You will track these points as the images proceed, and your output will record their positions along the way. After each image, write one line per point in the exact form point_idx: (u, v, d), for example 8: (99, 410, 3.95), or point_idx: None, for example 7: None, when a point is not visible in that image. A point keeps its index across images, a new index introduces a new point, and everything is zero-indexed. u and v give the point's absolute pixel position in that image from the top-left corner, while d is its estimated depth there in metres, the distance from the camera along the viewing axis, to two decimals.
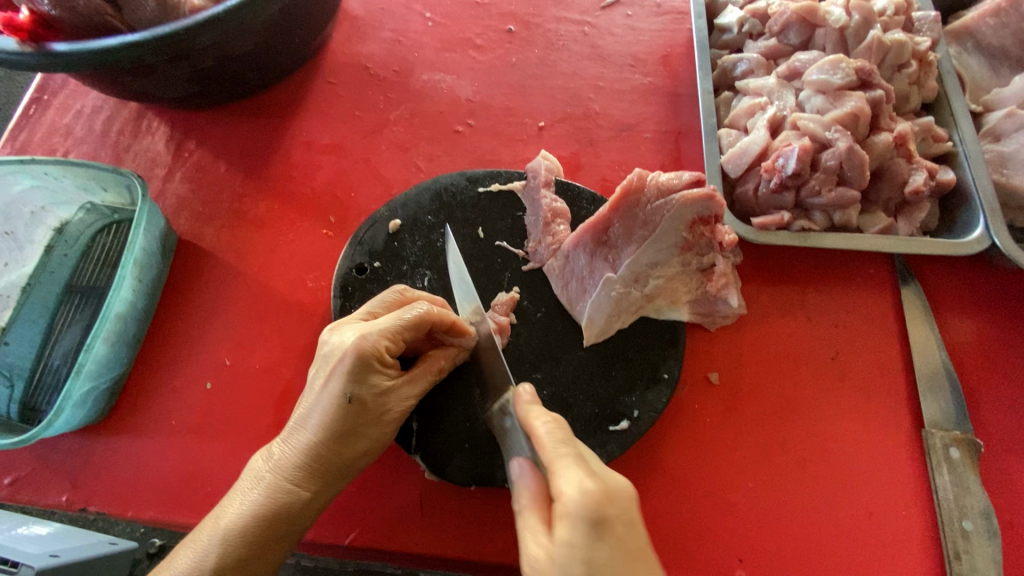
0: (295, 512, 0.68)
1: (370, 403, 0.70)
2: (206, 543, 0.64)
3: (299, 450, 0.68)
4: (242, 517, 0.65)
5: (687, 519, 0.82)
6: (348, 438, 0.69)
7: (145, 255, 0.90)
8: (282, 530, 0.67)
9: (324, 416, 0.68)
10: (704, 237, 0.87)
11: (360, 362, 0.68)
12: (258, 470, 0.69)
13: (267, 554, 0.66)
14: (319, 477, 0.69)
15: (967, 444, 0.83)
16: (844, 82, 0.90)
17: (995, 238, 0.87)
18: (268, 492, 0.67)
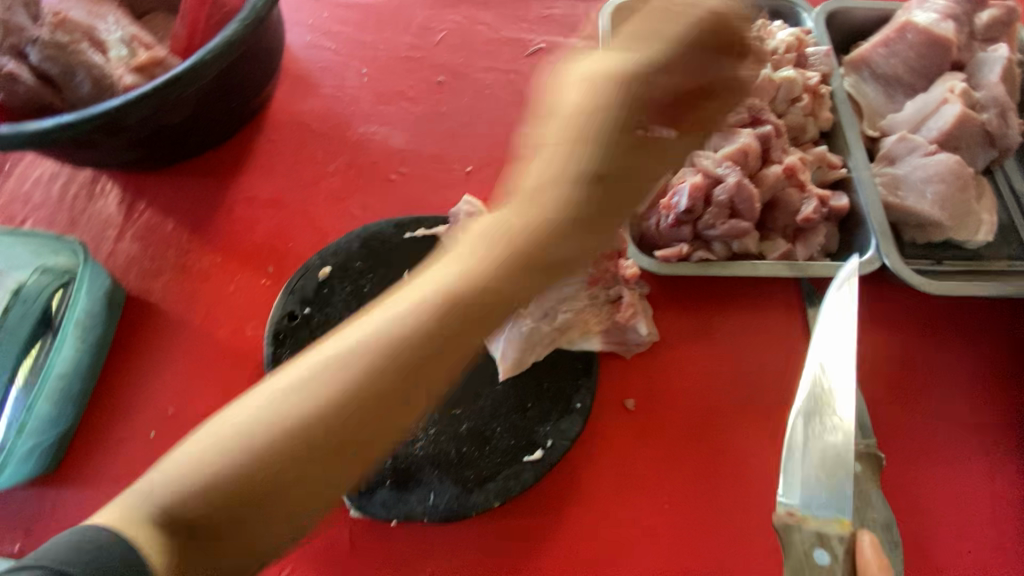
0: (471, 311, 0.62)
1: (576, 185, 0.68)
2: (341, 389, 0.58)
3: (473, 273, 0.64)
4: (375, 346, 0.60)
5: (606, 541, 0.86)
6: (535, 212, 0.67)
7: (88, 315, 0.96)
8: (472, 295, 0.63)
9: (521, 199, 0.69)
10: (608, 271, 0.94)
11: (594, 115, 0.68)
12: (397, 305, 0.63)
13: (389, 379, 0.59)
14: (494, 270, 0.64)
15: (870, 457, 0.86)
16: (733, 120, 0.97)
17: (886, 258, 0.93)
18: (414, 325, 0.61)
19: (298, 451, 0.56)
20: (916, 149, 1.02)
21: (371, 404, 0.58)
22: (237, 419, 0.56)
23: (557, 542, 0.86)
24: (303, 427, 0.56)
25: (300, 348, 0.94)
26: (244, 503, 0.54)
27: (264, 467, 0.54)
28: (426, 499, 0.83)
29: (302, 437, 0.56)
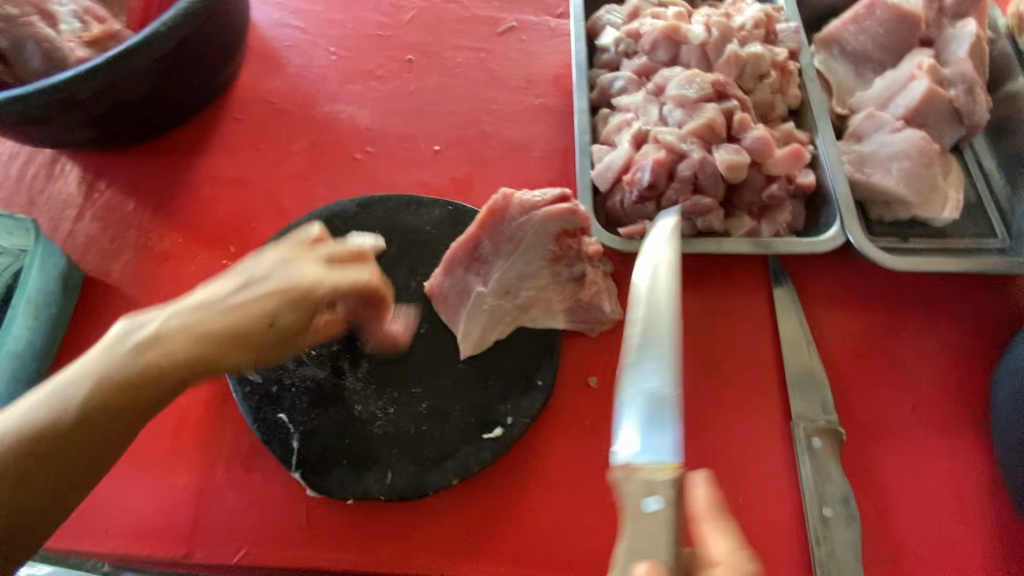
0: (143, 392, 0.59)
1: (289, 320, 0.67)
2: (44, 397, 0.57)
3: (174, 334, 0.61)
4: (92, 375, 0.58)
5: (566, 519, 0.86)
6: (255, 333, 0.64)
7: (42, 293, 0.94)
8: (154, 396, 0.60)
9: (236, 310, 0.64)
10: (571, 248, 0.91)
11: (296, 295, 0.67)
12: (139, 337, 0.61)
13: (89, 441, 0.58)
14: (182, 365, 0.61)
15: (830, 433, 0.87)
16: (699, 95, 0.95)
17: (850, 236, 0.92)
18: (108, 362, 0.59)
19: (36, 442, 0.55)
20: (883, 126, 1.02)
21: (69, 444, 0.57)
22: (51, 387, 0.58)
23: (516, 520, 0.86)
24: (22, 434, 0.55)
25: None
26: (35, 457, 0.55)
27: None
28: (383, 478, 0.83)
29: (28, 438, 0.55)
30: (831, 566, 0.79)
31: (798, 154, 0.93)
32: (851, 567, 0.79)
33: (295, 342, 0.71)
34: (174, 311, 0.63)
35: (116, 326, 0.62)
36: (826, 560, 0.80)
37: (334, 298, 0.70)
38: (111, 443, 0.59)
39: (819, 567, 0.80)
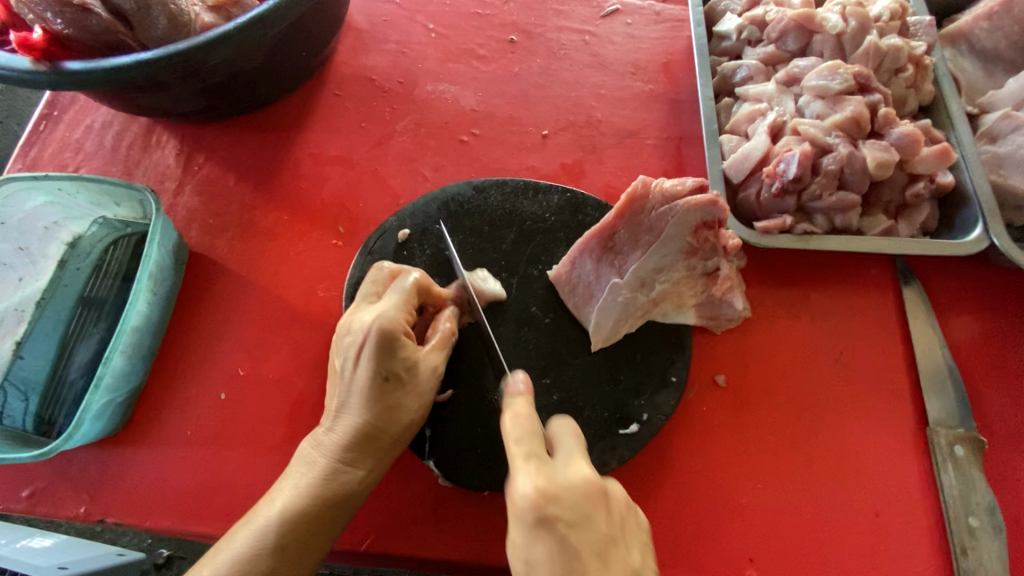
0: (353, 491, 0.73)
1: (405, 374, 0.73)
2: (267, 523, 0.68)
3: (348, 430, 0.73)
4: (300, 496, 0.70)
5: (699, 519, 0.83)
6: (394, 406, 0.74)
7: (159, 267, 0.91)
8: (370, 461, 0.74)
9: (362, 395, 0.72)
10: (708, 241, 0.88)
11: (386, 338, 0.70)
12: (314, 451, 0.74)
13: (324, 532, 0.71)
14: (369, 454, 0.74)
15: (971, 441, 0.85)
16: (843, 87, 0.92)
17: (995, 239, 0.90)
18: (321, 474, 0.72)
19: (297, 537, 0.69)
20: (1020, 127, 0.98)
21: (310, 541, 0.70)
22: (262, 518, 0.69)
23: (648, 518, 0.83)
24: (268, 550, 0.67)
25: None
26: (306, 543, 0.69)
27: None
28: None
29: (286, 532, 0.68)
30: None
31: (947, 152, 0.89)
32: None
33: (423, 376, 0.76)
34: (327, 426, 0.75)
35: (297, 456, 0.75)
36: (972, 570, 0.78)
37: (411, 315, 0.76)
38: (340, 526, 0.74)
39: None
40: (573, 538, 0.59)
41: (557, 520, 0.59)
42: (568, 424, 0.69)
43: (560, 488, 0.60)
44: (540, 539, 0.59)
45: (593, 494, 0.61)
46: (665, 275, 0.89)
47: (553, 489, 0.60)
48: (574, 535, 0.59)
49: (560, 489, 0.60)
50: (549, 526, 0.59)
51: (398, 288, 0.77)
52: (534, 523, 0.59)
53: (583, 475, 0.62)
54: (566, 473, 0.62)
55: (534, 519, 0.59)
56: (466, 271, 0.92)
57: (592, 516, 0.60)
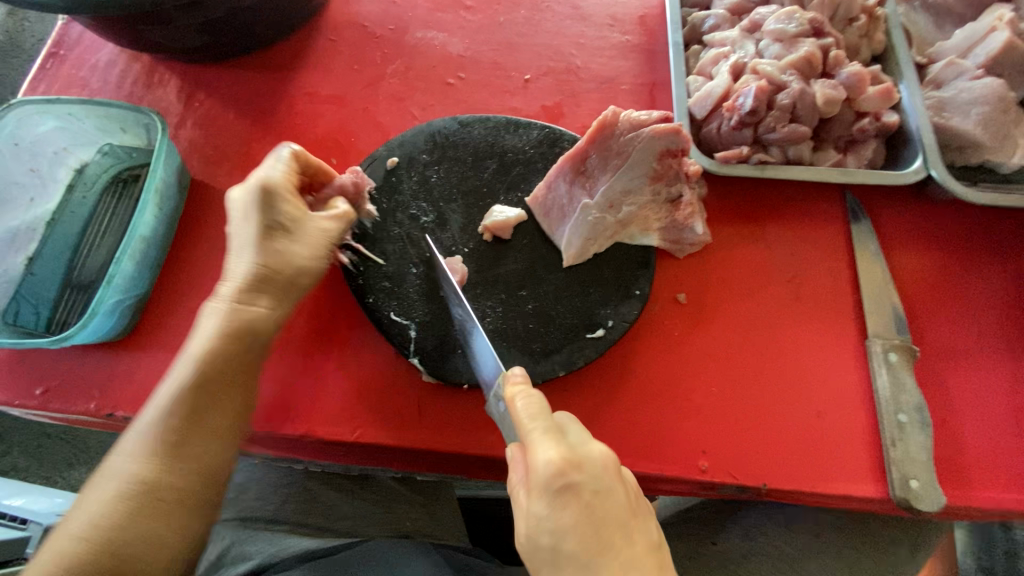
0: (259, 326, 0.78)
1: (290, 226, 0.81)
2: (176, 377, 0.74)
3: (240, 277, 0.78)
4: (207, 340, 0.76)
5: (659, 416, 0.92)
6: (284, 253, 0.80)
7: (165, 185, 0.98)
8: (271, 308, 0.80)
9: (251, 244, 0.79)
10: (672, 168, 0.96)
11: (267, 191, 0.79)
12: (214, 303, 0.79)
13: (238, 366, 0.77)
14: (267, 295, 0.79)
15: (905, 350, 0.94)
16: (798, 30, 1.00)
17: (932, 170, 0.99)
18: (221, 321, 0.77)
19: (198, 388, 0.74)
20: (963, 74, 1.07)
21: (222, 376, 0.76)
22: (174, 378, 0.75)
23: (612, 417, 0.92)
24: (186, 386, 0.74)
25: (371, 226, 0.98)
26: (212, 389, 0.75)
27: (184, 414, 0.73)
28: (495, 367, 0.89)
29: (191, 388, 0.74)
30: (906, 465, 0.87)
31: (889, 91, 0.97)
32: (923, 464, 0.87)
33: (311, 232, 0.82)
34: (222, 284, 0.79)
35: (201, 312, 0.79)
36: (900, 459, 0.87)
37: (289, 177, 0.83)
38: (256, 368, 0.80)
39: (894, 466, 0.87)
40: (596, 505, 0.66)
41: (581, 486, 0.66)
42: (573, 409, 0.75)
43: (582, 458, 0.67)
44: (566, 505, 0.65)
45: (610, 467, 0.69)
46: (632, 199, 0.97)
47: (576, 459, 0.67)
48: (597, 501, 0.66)
49: (581, 460, 0.67)
50: (575, 492, 0.65)
51: (273, 155, 0.84)
52: (558, 491, 0.65)
53: (602, 450, 0.69)
54: (584, 446, 0.69)
55: (560, 486, 0.65)
56: (489, 209, 0.99)
57: (613, 487, 0.68)
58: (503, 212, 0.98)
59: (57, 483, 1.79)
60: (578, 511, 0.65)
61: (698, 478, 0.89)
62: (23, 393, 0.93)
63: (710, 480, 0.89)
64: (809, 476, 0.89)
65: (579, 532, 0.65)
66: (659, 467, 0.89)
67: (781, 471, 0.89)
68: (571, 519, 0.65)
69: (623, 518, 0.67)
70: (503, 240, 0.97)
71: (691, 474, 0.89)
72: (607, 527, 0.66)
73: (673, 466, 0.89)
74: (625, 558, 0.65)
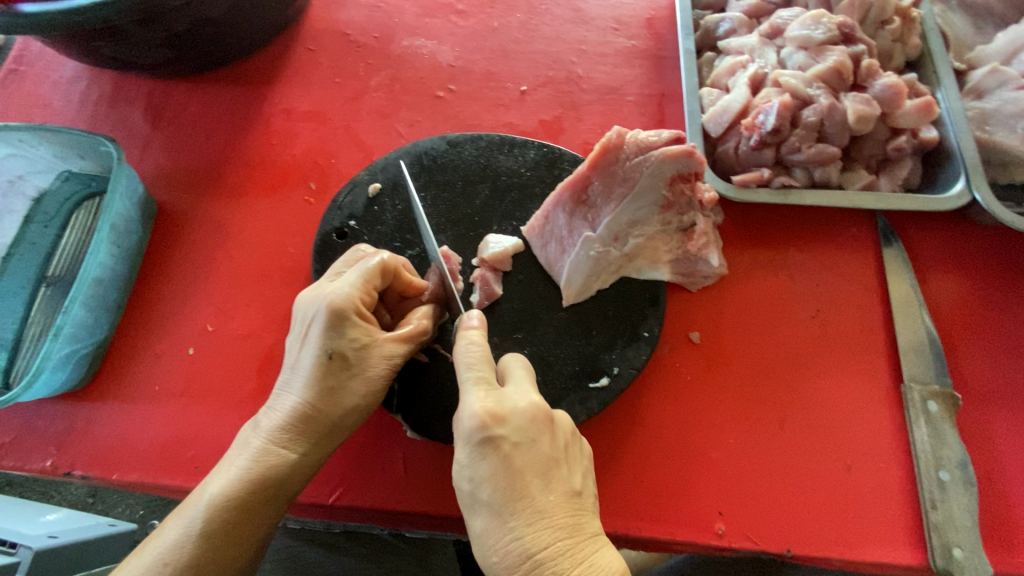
0: (286, 476, 0.69)
1: (351, 358, 0.70)
2: (194, 508, 0.67)
3: (288, 411, 0.70)
4: (231, 481, 0.67)
5: (670, 472, 0.83)
6: (335, 391, 0.70)
7: (124, 220, 0.90)
8: (305, 451, 0.70)
9: (306, 374, 0.70)
10: (684, 195, 0.86)
11: (334, 316, 0.68)
12: (256, 430, 0.71)
13: (260, 516, 0.69)
14: (307, 438, 0.70)
15: (946, 397, 0.84)
16: (825, 37, 0.89)
17: (978, 193, 0.87)
18: (257, 456, 0.69)
19: (213, 531, 0.66)
20: (1006, 83, 0.96)
21: (241, 525, 0.68)
22: (191, 508, 0.67)
23: (618, 474, 0.83)
24: (197, 532, 0.66)
25: None
26: (232, 532, 0.67)
27: (191, 564, 0.65)
28: None
29: (207, 523, 0.66)
30: (948, 530, 0.77)
31: (930, 105, 0.86)
32: (969, 531, 0.77)
33: (372, 365, 0.71)
34: (271, 410, 0.71)
35: (240, 435, 0.72)
36: (941, 523, 0.78)
37: (369, 294, 0.72)
38: (279, 511, 0.71)
39: (935, 531, 0.78)
40: (516, 457, 0.62)
41: (503, 439, 0.62)
42: (519, 358, 0.70)
43: (509, 413, 0.63)
44: (484, 454, 0.62)
45: (540, 420, 0.64)
46: (640, 229, 0.87)
47: (502, 412, 0.62)
48: (518, 454, 0.62)
49: (506, 414, 0.63)
50: (495, 444, 0.61)
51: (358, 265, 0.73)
52: (478, 443, 0.62)
53: (531, 402, 0.64)
54: (515, 399, 0.64)
55: (481, 438, 0.61)
56: (482, 239, 0.90)
57: (537, 440, 0.63)
58: (500, 241, 0.88)
59: (53, 497, 1.74)
60: (496, 463, 0.61)
61: (714, 544, 0.79)
62: None
63: (728, 546, 0.79)
64: (839, 542, 0.80)
65: (494, 481, 0.61)
66: (670, 531, 0.80)
67: (806, 536, 0.80)
68: (488, 470, 0.62)
69: (541, 466, 0.63)
70: (503, 272, 0.88)
71: (707, 539, 0.79)
72: (523, 476, 0.62)
73: (687, 530, 0.80)
74: (540, 511, 0.62)
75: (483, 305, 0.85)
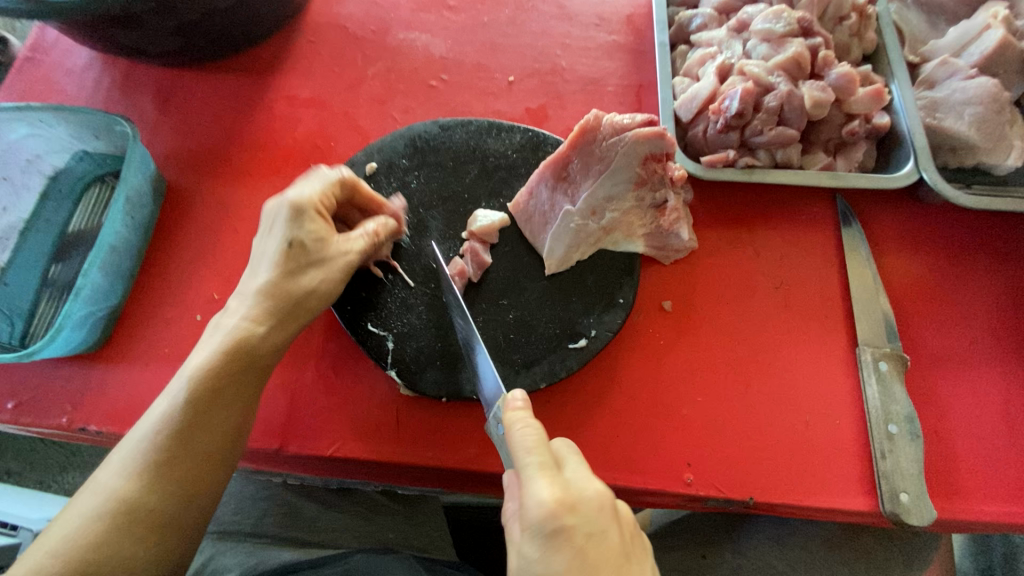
0: (257, 351, 0.77)
1: (308, 248, 0.79)
2: (178, 381, 0.73)
3: (254, 295, 0.78)
4: (208, 355, 0.74)
5: (643, 427, 0.90)
6: (294, 275, 0.79)
7: (137, 194, 0.97)
8: (270, 332, 0.78)
9: (271, 261, 0.78)
10: (656, 173, 0.93)
11: (295, 210, 0.78)
12: (225, 317, 0.78)
13: (240, 390, 0.76)
14: (272, 318, 0.78)
15: (895, 358, 0.91)
16: (785, 30, 0.97)
17: (924, 173, 0.96)
18: (229, 335, 0.76)
19: (197, 402, 0.73)
20: (956, 73, 1.04)
21: (223, 395, 0.74)
22: (177, 386, 0.73)
23: (595, 429, 0.90)
24: (184, 400, 0.72)
25: None
26: (214, 405, 0.74)
27: (180, 429, 0.72)
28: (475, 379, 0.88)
29: (190, 397, 0.72)
30: (896, 478, 0.84)
31: (880, 93, 0.94)
32: (914, 477, 0.84)
33: (328, 255, 0.80)
34: (240, 299, 0.78)
35: (212, 324, 0.79)
36: (889, 471, 0.85)
37: (330, 199, 0.81)
38: (256, 388, 0.78)
39: (883, 478, 0.85)
40: (589, 552, 0.60)
41: (574, 529, 0.60)
42: (572, 440, 0.68)
43: (576, 497, 0.62)
44: (558, 549, 0.59)
45: (608, 508, 0.62)
46: (616, 204, 0.95)
47: (570, 501, 0.61)
48: (592, 548, 0.60)
49: (574, 501, 0.61)
50: (566, 536, 0.59)
51: (319, 175, 0.82)
52: (548, 534, 0.60)
53: (599, 488, 0.63)
54: (582, 487, 0.63)
55: (551, 528, 0.59)
56: (471, 214, 0.97)
57: (608, 530, 0.61)
58: (489, 215, 0.95)
59: (51, 487, 1.77)
60: (570, 557, 0.59)
61: (683, 491, 0.86)
62: None
63: (695, 494, 0.86)
64: (797, 490, 0.87)
65: None
66: (643, 480, 0.87)
67: (767, 484, 0.87)
68: (562, 567, 0.59)
69: (614, 561, 0.61)
70: (491, 244, 0.95)
71: (676, 487, 0.86)
72: (601, 573, 0.59)
73: (658, 479, 0.87)
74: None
75: (476, 277, 0.92)
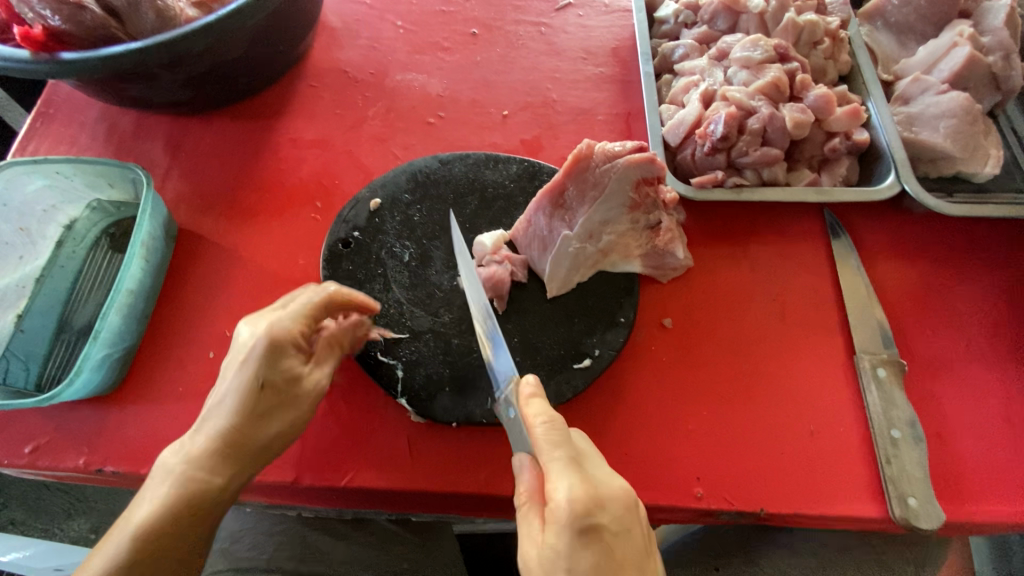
0: (209, 496, 0.74)
1: (278, 388, 0.77)
2: (125, 532, 0.71)
3: (212, 437, 0.75)
4: (158, 503, 0.72)
5: (650, 444, 0.91)
6: (255, 423, 0.76)
7: (151, 238, 1.01)
8: (229, 475, 0.76)
9: (235, 402, 0.75)
10: (648, 196, 0.99)
11: (272, 348, 0.75)
12: (173, 458, 0.75)
13: (195, 530, 0.74)
14: (230, 461, 0.76)
15: (893, 364, 0.94)
16: (763, 57, 1.04)
17: (905, 184, 1.00)
18: (177, 482, 0.73)
19: (151, 550, 0.71)
20: (929, 89, 1.09)
21: (174, 547, 0.73)
22: (128, 529, 0.71)
23: (603, 448, 0.91)
24: (128, 559, 0.70)
25: (360, 266, 0.99)
26: (166, 552, 0.72)
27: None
28: (484, 405, 0.90)
29: (146, 548, 0.70)
30: (902, 482, 0.85)
31: (858, 111, 1.00)
32: (919, 480, 0.85)
33: (298, 392, 0.79)
34: (195, 438, 0.75)
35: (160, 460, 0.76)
36: (895, 477, 0.86)
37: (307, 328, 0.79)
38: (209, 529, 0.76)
39: (890, 483, 0.86)
40: (614, 545, 0.67)
41: (604, 527, 0.66)
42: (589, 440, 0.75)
43: (604, 497, 0.68)
44: (588, 544, 0.66)
45: (630, 506, 0.70)
46: (613, 230, 0.99)
47: (601, 499, 0.67)
48: (617, 542, 0.67)
49: (603, 498, 0.67)
50: (597, 533, 0.66)
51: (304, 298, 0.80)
52: (582, 531, 0.65)
53: (623, 488, 0.70)
54: (607, 485, 0.69)
55: (584, 526, 0.65)
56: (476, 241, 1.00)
57: (630, 528, 0.69)
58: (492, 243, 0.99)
59: (56, 535, 1.73)
60: (598, 551, 0.66)
61: (693, 506, 0.87)
62: (11, 452, 0.92)
63: (706, 507, 0.86)
64: (806, 499, 0.87)
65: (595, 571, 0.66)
66: (652, 496, 0.87)
67: (776, 495, 0.87)
68: (590, 560, 0.66)
69: (636, 554, 0.69)
70: None
71: (686, 502, 0.87)
72: (620, 564, 0.67)
73: (668, 495, 0.87)
74: None
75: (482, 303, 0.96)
